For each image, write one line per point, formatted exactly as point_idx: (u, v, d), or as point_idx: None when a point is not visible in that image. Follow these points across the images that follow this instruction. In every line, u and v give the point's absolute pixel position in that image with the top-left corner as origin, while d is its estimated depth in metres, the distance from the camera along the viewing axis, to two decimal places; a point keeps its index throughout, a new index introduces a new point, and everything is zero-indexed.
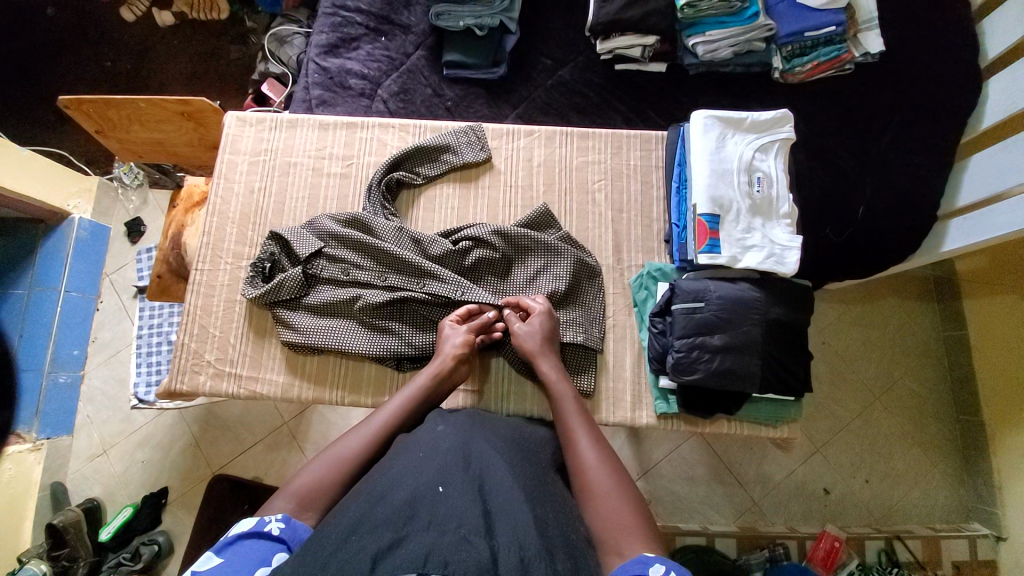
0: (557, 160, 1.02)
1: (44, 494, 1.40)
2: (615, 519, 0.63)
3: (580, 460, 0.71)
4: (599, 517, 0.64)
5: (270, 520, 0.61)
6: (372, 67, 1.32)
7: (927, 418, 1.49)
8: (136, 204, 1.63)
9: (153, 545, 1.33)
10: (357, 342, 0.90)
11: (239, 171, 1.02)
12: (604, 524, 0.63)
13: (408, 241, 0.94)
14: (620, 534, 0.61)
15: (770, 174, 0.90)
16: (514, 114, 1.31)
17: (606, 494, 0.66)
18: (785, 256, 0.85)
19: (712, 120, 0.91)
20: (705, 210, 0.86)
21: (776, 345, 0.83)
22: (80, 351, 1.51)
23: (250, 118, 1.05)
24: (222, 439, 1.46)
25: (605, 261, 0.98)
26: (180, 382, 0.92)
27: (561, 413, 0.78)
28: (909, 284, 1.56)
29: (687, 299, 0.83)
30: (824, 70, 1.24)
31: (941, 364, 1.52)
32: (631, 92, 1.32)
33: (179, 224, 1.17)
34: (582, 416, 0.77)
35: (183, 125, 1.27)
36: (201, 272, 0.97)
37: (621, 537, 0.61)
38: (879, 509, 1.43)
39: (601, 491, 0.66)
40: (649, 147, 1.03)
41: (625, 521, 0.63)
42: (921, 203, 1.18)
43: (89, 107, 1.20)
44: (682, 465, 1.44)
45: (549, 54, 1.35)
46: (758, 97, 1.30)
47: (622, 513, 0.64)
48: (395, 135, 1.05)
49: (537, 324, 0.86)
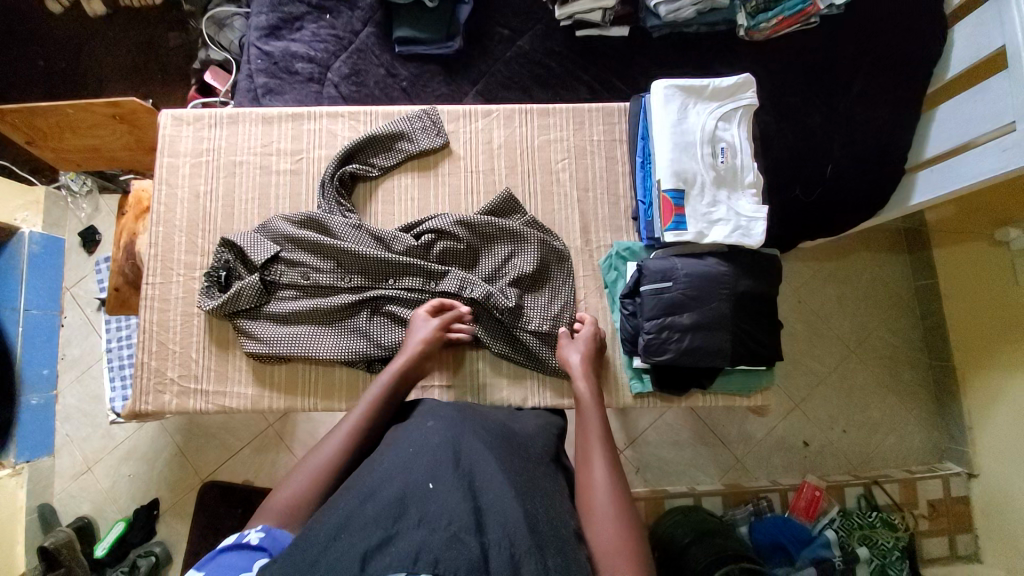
0: (518, 141, 0.97)
1: (32, 517, 1.37)
2: (613, 542, 0.63)
3: (590, 480, 0.70)
4: (596, 537, 0.64)
5: (249, 531, 0.59)
6: (319, 49, 1.24)
7: (901, 366, 1.54)
8: (88, 212, 1.55)
9: (150, 557, 1.33)
10: (325, 348, 0.87)
11: (182, 174, 0.96)
12: (601, 545, 0.63)
13: (370, 239, 0.90)
14: (614, 556, 0.61)
15: (734, 144, 0.86)
16: (474, 91, 1.25)
17: (607, 517, 0.65)
18: (751, 228, 0.83)
19: (673, 89, 0.86)
20: (669, 185, 0.82)
21: (745, 317, 0.82)
22: (49, 370, 1.46)
23: (187, 117, 0.97)
24: (207, 447, 1.44)
25: (573, 244, 0.95)
26: (144, 403, 0.89)
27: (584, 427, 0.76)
28: (881, 237, 1.58)
29: (656, 279, 0.82)
30: (789, 24, 1.19)
31: (912, 313, 1.56)
32: (593, 60, 1.27)
33: (130, 233, 1.11)
34: (606, 438, 0.74)
35: (117, 129, 1.18)
36: (152, 285, 0.92)
37: (615, 561, 0.61)
38: (858, 458, 1.50)
39: (603, 515, 0.65)
40: (612, 120, 0.98)
41: (622, 545, 0.62)
42: (890, 158, 1.17)
43: (13, 116, 1.11)
44: (668, 431, 1.48)
45: (506, 23, 1.28)
46: (725, 58, 1.27)
47: (619, 537, 0.63)
48: (345, 125, 0.98)
49: (584, 342, 0.86)
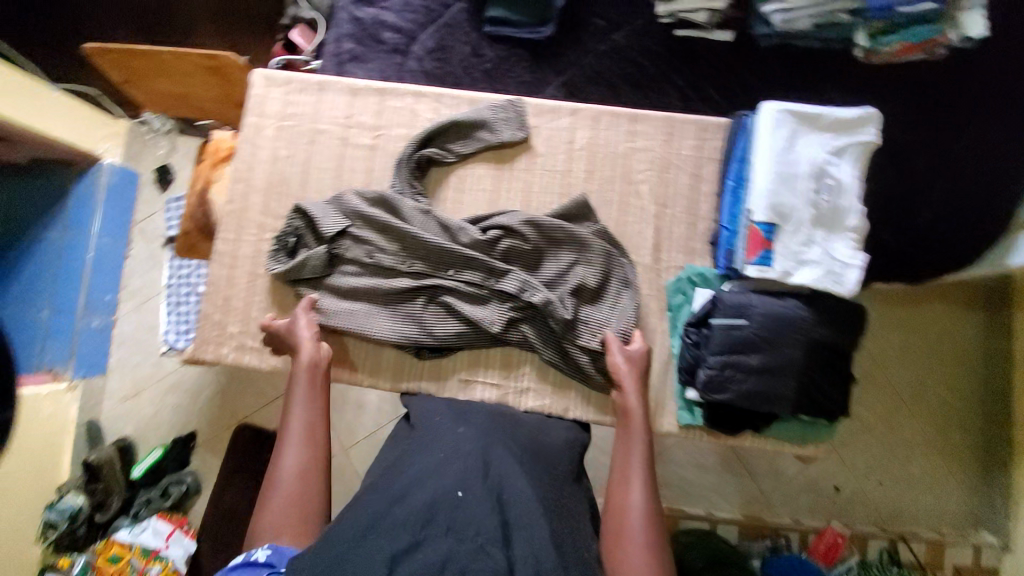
0: (601, 145, 0.93)
1: (81, 431, 1.48)
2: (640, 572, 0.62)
3: (625, 503, 0.70)
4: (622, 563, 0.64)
5: (257, 550, 0.61)
6: (408, 20, 1.22)
7: (953, 427, 1.42)
8: (165, 150, 1.61)
9: (182, 486, 1.42)
10: (379, 328, 0.88)
11: (265, 136, 0.97)
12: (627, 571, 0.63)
13: (437, 226, 0.89)
14: None
15: (842, 183, 0.79)
16: (558, 82, 1.20)
17: (638, 545, 0.65)
18: (844, 275, 0.77)
19: (786, 114, 0.80)
20: (761, 217, 0.78)
21: (819, 370, 0.77)
22: (111, 297, 1.55)
23: (277, 78, 0.98)
24: (247, 392, 1.51)
25: (642, 260, 0.90)
26: (204, 352, 0.92)
27: (625, 448, 0.77)
28: (961, 290, 1.45)
29: (729, 314, 0.78)
30: (912, 53, 1.10)
31: (977, 374, 1.43)
32: (689, 64, 1.19)
33: (206, 180, 1.14)
34: (646, 463, 0.74)
35: (209, 80, 1.21)
36: (225, 240, 0.95)
37: None
38: (888, 511, 1.40)
39: (634, 542, 0.65)
40: (706, 135, 0.92)
41: None
42: (996, 213, 1.07)
43: (111, 56, 1.14)
44: (694, 451, 1.42)
45: (604, 14, 1.22)
46: (833, 78, 1.16)
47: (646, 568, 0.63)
48: (427, 105, 0.97)
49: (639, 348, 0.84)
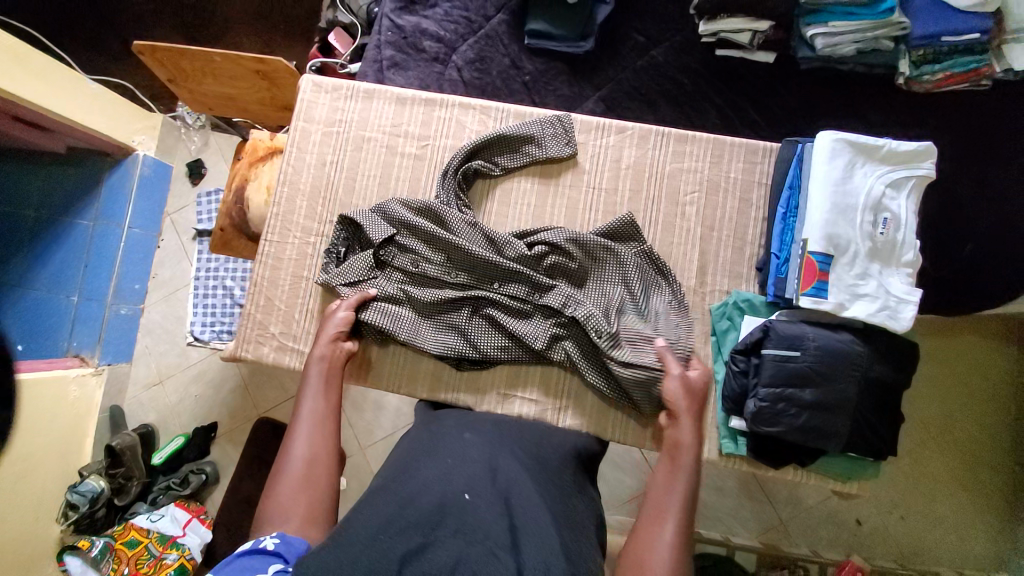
0: (649, 164, 0.93)
1: (103, 417, 1.48)
2: None
3: (654, 536, 0.65)
4: None
5: (265, 536, 0.56)
6: (448, 29, 1.23)
7: (980, 465, 1.40)
8: (198, 145, 1.64)
9: (202, 474, 1.42)
10: (423, 339, 0.88)
11: (313, 141, 0.98)
12: None
13: (482, 239, 0.89)
14: None
15: (898, 217, 0.81)
16: (596, 96, 1.20)
17: None
18: (900, 311, 0.77)
19: (845, 146, 0.81)
20: (817, 247, 0.78)
21: (871, 405, 0.76)
22: (141, 286, 1.57)
23: (327, 84, 0.99)
24: (268, 386, 1.51)
25: (686, 282, 0.90)
26: (244, 350, 0.93)
27: (664, 478, 0.72)
28: (993, 324, 1.43)
29: (782, 345, 0.76)
30: (955, 83, 1.08)
31: (1005, 411, 1.41)
32: (730, 84, 1.19)
33: (243, 178, 1.16)
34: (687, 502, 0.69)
35: (257, 83, 1.22)
36: (270, 243, 0.95)
37: None
38: (909, 548, 1.37)
39: None
40: (754, 160, 0.92)
41: None
42: None
43: (163, 54, 1.16)
44: (715, 476, 1.42)
45: (643, 30, 1.22)
46: (875, 104, 1.15)
47: None
48: (475, 117, 0.97)
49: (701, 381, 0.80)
